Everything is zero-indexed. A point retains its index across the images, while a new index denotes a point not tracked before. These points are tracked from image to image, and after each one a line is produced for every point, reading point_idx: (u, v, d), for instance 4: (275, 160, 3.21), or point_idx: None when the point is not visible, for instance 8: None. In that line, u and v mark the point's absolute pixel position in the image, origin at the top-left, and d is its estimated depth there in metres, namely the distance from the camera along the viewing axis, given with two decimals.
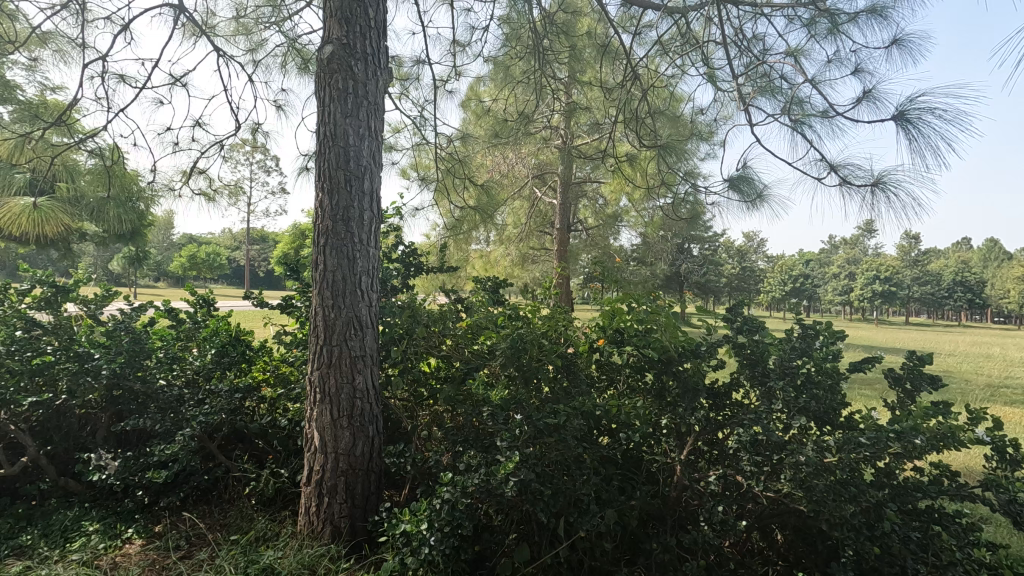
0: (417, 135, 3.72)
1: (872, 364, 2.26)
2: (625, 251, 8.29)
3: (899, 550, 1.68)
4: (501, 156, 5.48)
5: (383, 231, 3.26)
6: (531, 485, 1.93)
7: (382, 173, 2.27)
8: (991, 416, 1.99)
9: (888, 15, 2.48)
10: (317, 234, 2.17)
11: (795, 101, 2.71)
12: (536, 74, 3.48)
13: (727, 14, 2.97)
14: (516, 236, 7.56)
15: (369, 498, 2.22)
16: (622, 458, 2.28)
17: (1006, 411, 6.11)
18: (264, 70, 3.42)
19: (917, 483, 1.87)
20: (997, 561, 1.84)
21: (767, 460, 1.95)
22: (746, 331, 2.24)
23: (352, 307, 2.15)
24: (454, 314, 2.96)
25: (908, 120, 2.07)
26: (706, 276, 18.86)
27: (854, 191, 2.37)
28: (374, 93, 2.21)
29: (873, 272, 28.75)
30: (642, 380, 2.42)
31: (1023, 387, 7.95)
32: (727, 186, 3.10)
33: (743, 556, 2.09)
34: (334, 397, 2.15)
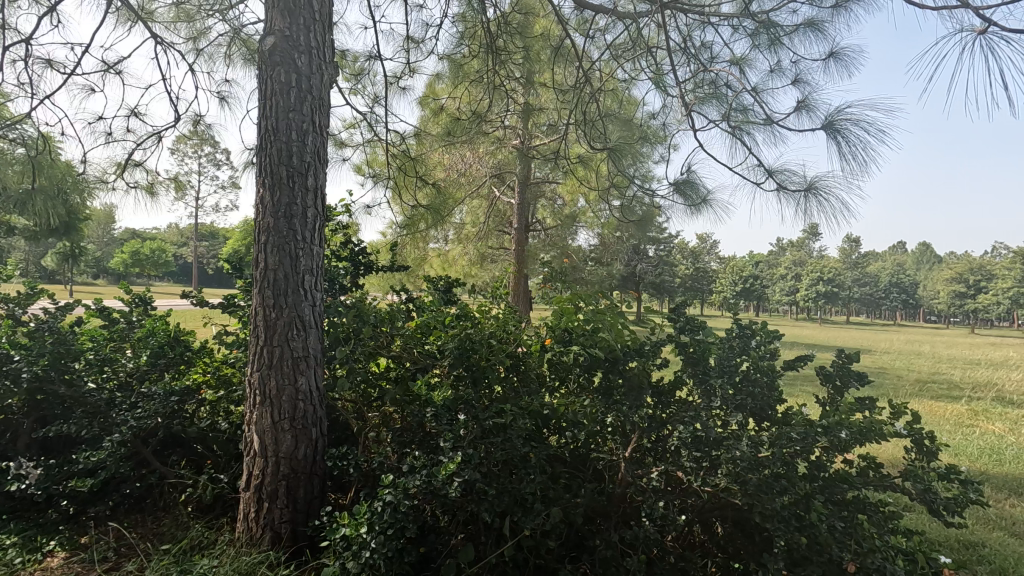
0: (370, 131, 3.66)
1: (806, 362, 2.37)
2: (582, 251, 8.37)
3: (825, 539, 1.76)
4: (459, 155, 5.45)
5: (332, 228, 3.20)
6: (476, 484, 1.94)
7: (327, 170, 2.21)
8: (912, 411, 2.12)
9: (824, 29, 2.60)
10: (258, 231, 2.10)
11: (736, 109, 2.81)
12: (490, 74, 3.49)
13: (675, 21, 3.05)
14: (474, 235, 7.58)
15: (311, 502, 2.17)
16: (569, 456, 2.31)
17: (933, 406, 6.48)
18: (208, 60, 3.29)
19: (844, 475, 1.97)
20: (915, 546, 1.95)
21: (705, 455, 2.01)
22: (688, 331, 2.31)
23: (294, 306, 2.09)
24: (403, 315, 2.92)
25: (837, 131, 2.19)
26: (661, 276, 19.36)
27: (790, 196, 2.48)
28: (319, 88, 2.15)
29: (817, 273, 30.12)
30: (590, 379, 2.45)
31: (947, 383, 8.48)
32: (674, 190, 3.19)
33: (684, 550, 2.15)
34: (275, 399, 2.09)
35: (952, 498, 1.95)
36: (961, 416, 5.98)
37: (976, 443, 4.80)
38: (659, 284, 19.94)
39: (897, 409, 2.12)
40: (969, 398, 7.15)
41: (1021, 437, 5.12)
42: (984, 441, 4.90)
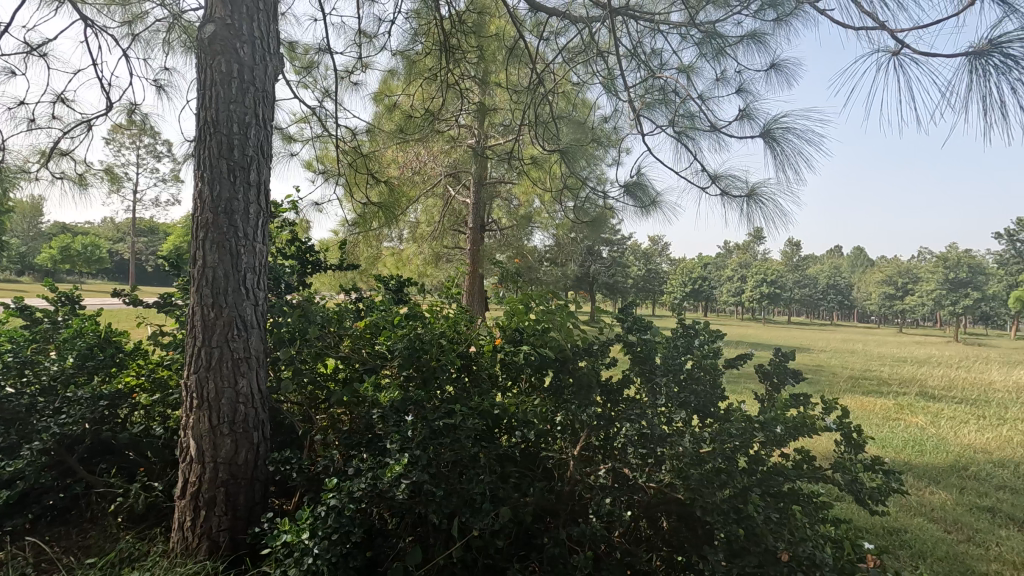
0: (319, 126, 3.57)
1: (746, 361, 2.47)
2: (538, 251, 8.43)
3: (761, 530, 1.83)
4: (414, 152, 5.39)
5: (277, 225, 3.11)
6: (424, 486, 1.92)
7: (271, 165, 2.14)
8: (842, 405, 2.23)
9: (765, 41, 2.72)
10: (196, 227, 2.01)
11: (683, 115, 2.90)
12: (444, 73, 3.46)
13: (626, 28, 3.11)
14: (429, 234, 7.52)
15: (252, 509, 2.09)
16: (519, 455, 2.32)
17: (864, 401, 6.87)
18: (144, 46, 3.13)
19: (780, 468, 2.06)
20: (843, 534, 2.05)
21: (651, 453, 2.07)
22: (635, 330, 2.37)
23: (234, 306, 2.01)
24: (352, 315, 2.86)
25: (775, 140, 2.29)
26: (613, 276, 19.78)
27: (732, 201, 2.57)
28: (262, 80, 2.07)
29: (761, 276, 31.46)
30: (540, 379, 2.47)
31: (877, 379, 9.03)
32: (625, 192, 3.26)
33: (630, 545, 2.20)
34: (214, 402, 2.00)
35: (876, 488, 2.07)
36: (888, 410, 6.39)
37: (900, 435, 5.13)
38: (613, 284, 20.41)
39: (828, 405, 2.24)
40: (895, 393, 7.62)
41: (939, 429, 5.51)
42: (907, 432, 5.25)
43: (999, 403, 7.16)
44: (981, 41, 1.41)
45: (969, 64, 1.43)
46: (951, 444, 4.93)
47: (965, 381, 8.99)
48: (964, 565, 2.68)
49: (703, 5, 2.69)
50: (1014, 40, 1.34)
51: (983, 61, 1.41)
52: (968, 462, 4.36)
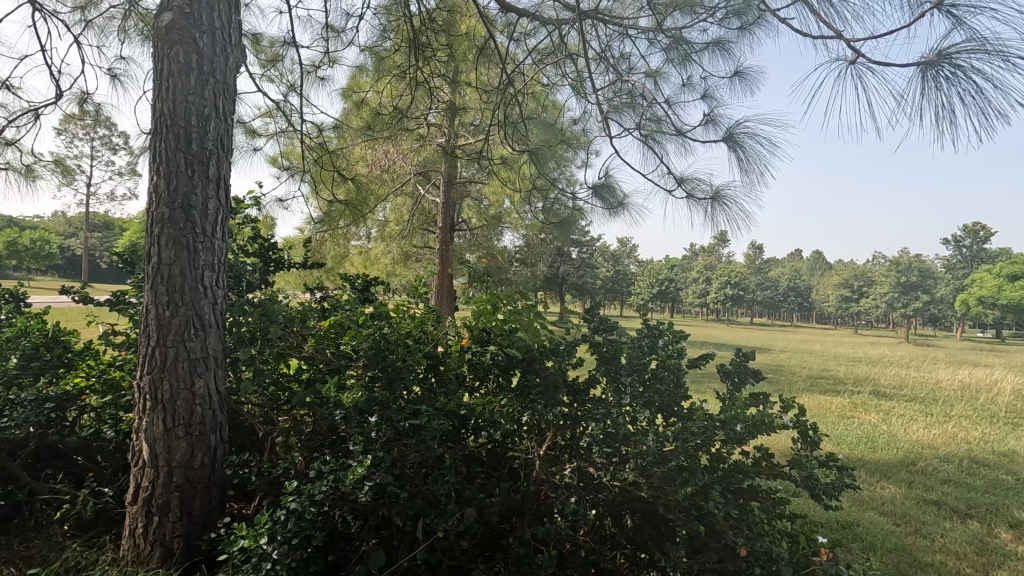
0: (284, 121, 3.49)
1: (708, 361, 2.52)
2: (508, 251, 8.43)
3: (721, 526, 1.87)
4: (383, 150, 5.32)
5: (239, 221, 3.02)
6: (387, 488, 1.89)
7: (231, 159, 2.07)
8: (798, 404, 2.29)
9: (729, 49, 2.79)
10: (151, 222, 1.94)
11: (650, 118, 2.95)
12: (413, 70, 3.43)
13: (596, 32, 3.14)
14: (398, 233, 7.44)
15: (209, 514, 2.02)
16: (486, 456, 2.31)
17: (822, 400, 7.10)
18: (99, 33, 3.00)
19: (739, 466, 2.11)
20: (798, 529, 2.11)
21: (615, 452, 2.10)
22: (602, 331, 2.39)
23: (191, 304, 1.94)
24: (316, 314, 2.80)
25: (737, 145, 2.34)
26: (582, 277, 19.97)
27: (697, 204, 2.63)
28: (223, 71, 2.01)
29: (725, 278, 32.24)
30: (507, 379, 2.47)
31: (834, 379, 9.35)
32: (593, 194, 3.29)
33: (595, 543, 2.22)
34: (168, 404, 1.93)
35: (830, 484, 2.14)
36: (843, 409, 6.62)
37: (854, 432, 5.33)
38: (582, 284, 20.59)
39: (785, 403, 2.31)
40: (851, 393, 7.90)
41: (891, 426, 5.74)
42: (860, 430, 5.46)
43: (945, 401, 7.51)
44: (932, 52, 1.48)
45: (921, 74, 1.49)
46: (901, 440, 5.15)
47: (914, 381, 9.40)
48: (911, 557, 2.79)
49: (671, 12, 2.73)
50: (962, 52, 1.41)
51: (934, 72, 1.47)
52: (917, 459, 4.55)
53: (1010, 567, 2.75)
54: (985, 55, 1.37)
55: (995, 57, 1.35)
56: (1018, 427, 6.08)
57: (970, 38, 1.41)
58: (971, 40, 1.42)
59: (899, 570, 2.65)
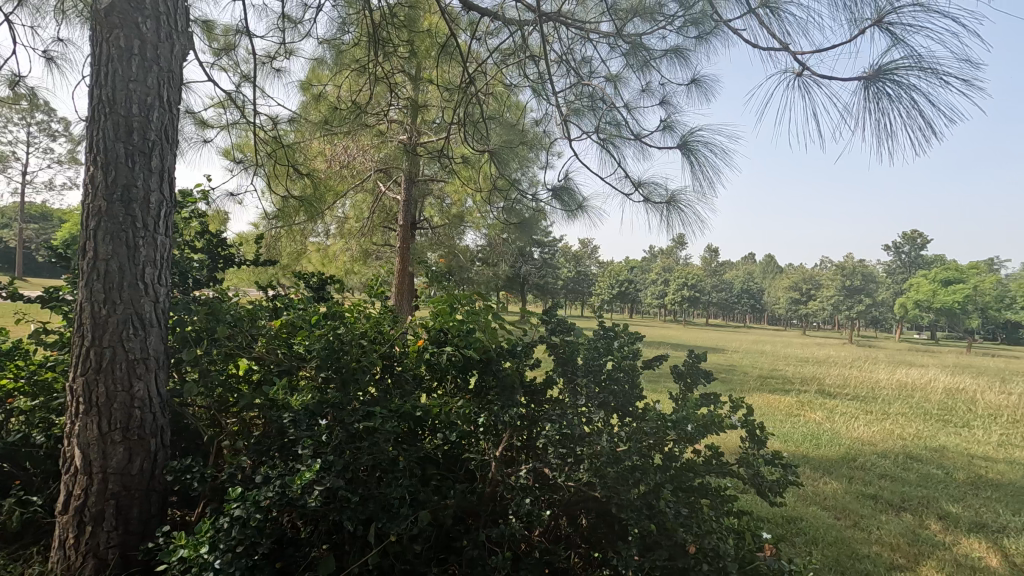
0: (237, 112, 3.36)
1: (662, 361, 2.57)
2: (470, 250, 8.39)
3: (672, 525, 1.90)
4: (342, 146, 5.21)
5: (186, 215, 2.90)
6: (338, 492, 1.84)
7: (176, 151, 1.98)
8: (746, 403, 2.36)
9: (687, 56, 2.85)
10: (86, 215, 1.83)
11: (609, 122, 2.98)
12: (373, 65, 3.36)
13: (558, 34, 3.16)
14: (357, 230, 7.31)
15: (147, 522, 1.92)
16: (441, 457, 2.29)
17: (772, 398, 7.38)
18: (33, 12, 2.82)
19: (690, 464, 2.16)
20: (745, 525, 2.18)
21: (570, 452, 2.11)
22: (559, 332, 2.41)
23: (131, 302, 1.84)
24: (267, 313, 2.71)
25: (692, 150, 2.40)
26: (544, 278, 20.12)
27: (653, 208, 2.68)
28: (168, 59, 1.92)
29: (682, 280, 33.07)
30: (464, 380, 2.45)
31: (783, 378, 9.73)
32: (552, 196, 3.31)
33: (550, 543, 2.23)
34: (104, 407, 1.83)
35: (776, 481, 2.21)
36: (791, 407, 6.89)
37: (799, 430, 5.55)
38: (543, 284, 20.80)
39: (734, 403, 2.37)
40: (798, 391, 8.23)
41: (834, 424, 6.01)
42: (805, 427, 5.69)
43: (883, 399, 7.92)
44: (872, 68, 1.55)
45: (864, 88, 1.56)
46: (842, 437, 5.40)
47: (855, 380, 9.88)
48: (850, 549, 2.93)
49: (631, 18, 2.77)
50: (900, 68, 1.48)
51: (874, 87, 1.54)
52: (857, 454, 4.78)
53: (938, 556, 2.91)
54: (921, 71, 1.44)
55: (929, 74, 1.43)
56: (948, 423, 6.47)
57: (908, 55, 1.49)
58: (908, 58, 1.49)
59: (838, 562, 2.77)
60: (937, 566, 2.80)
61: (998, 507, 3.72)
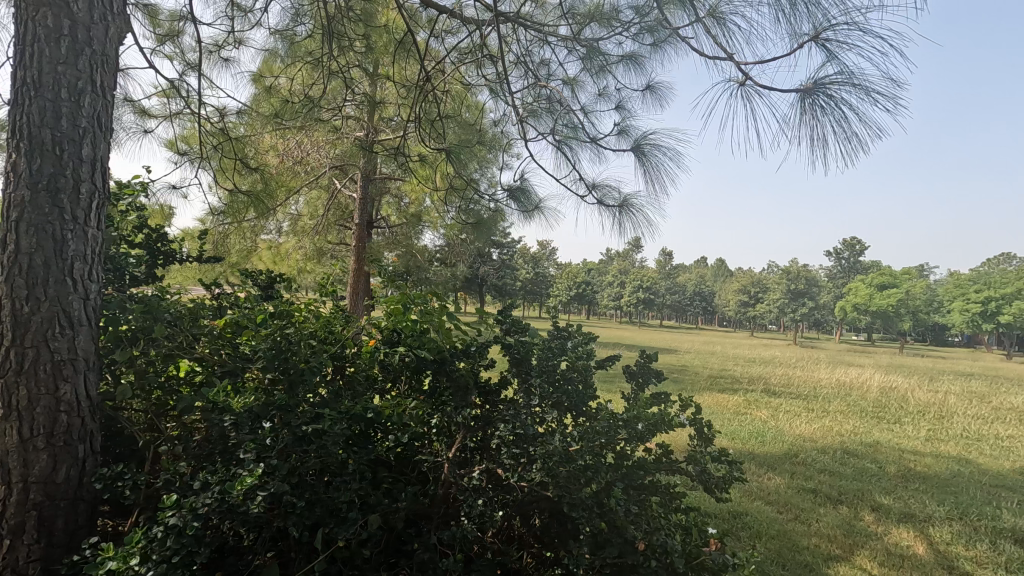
0: (181, 102, 3.21)
1: (614, 361, 2.60)
2: (428, 250, 8.30)
3: (621, 522, 1.93)
4: (295, 140, 5.05)
5: (122, 208, 2.74)
6: (283, 497, 1.77)
7: (110, 139, 1.87)
8: (695, 402, 2.42)
9: (641, 63, 2.91)
10: (7, 205, 1.70)
11: (565, 125, 3.01)
12: (327, 58, 3.27)
13: (516, 35, 3.16)
14: (310, 228, 7.12)
15: (73, 535, 1.79)
16: (393, 460, 2.25)
17: (721, 398, 7.62)
18: None
19: (641, 463, 2.19)
20: (692, 521, 2.23)
21: (523, 452, 2.10)
22: (513, 332, 2.40)
23: (57, 299, 1.72)
24: (211, 312, 2.60)
25: (644, 155, 2.45)
26: (502, 279, 20.12)
27: (606, 210, 2.72)
28: (102, 42, 1.81)
29: (638, 283, 33.76)
30: (418, 381, 2.41)
31: (731, 378, 10.06)
32: (508, 196, 3.32)
33: (502, 544, 2.23)
34: (25, 411, 1.69)
35: (721, 478, 2.27)
36: (739, 406, 7.13)
37: (746, 428, 5.76)
38: (501, 285, 20.81)
39: (683, 402, 2.42)
40: (746, 391, 8.53)
41: (778, 421, 6.26)
42: (752, 425, 5.90)
43: (823, 397, 8.30)
44: (809, 81, 1.61)
45: (801, 101, 1.63)
46: (786, 434, 5.63)
47: (798, 379, 10.33)
48: (790, 542, 3.05)
49: (588, 23, 2.80)
50: (834, 83, 1.55)
51: (811, 99, 1.61)
52: (799, 451, 4.98)
53: (871, 546, 3.07)
54: (852, 87, 1.51)
55: (860, 89, 1.50)
56: (882, 420, 6.84)
57: (841, 71, 1.56)
58: (841, 73, 1.57)
59: (779, 554, 2.88)
60: (870, 556, 2.95)
61: (925, 498, 3.96)
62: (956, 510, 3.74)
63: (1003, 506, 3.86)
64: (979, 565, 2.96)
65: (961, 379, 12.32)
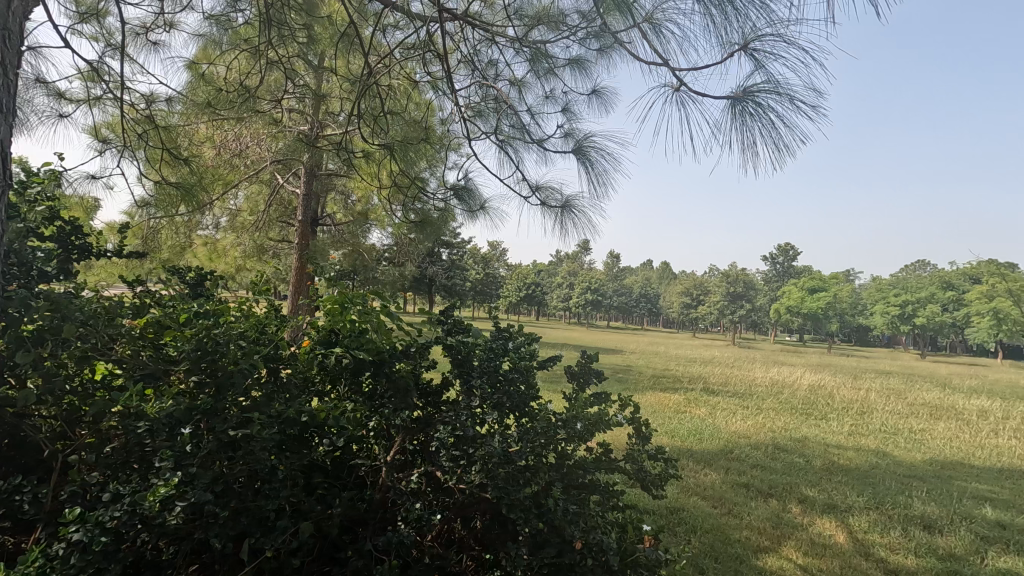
0: (103, 85, 3.00)
1: (556, 362, 2.61)
2: (375, 249, 8.14)
3: (560, 522, 1.93)
4: (233, 132, 4.83)
5: (33, 198, 2.53)
6: (204, 507, 1.66)
7: (12, 122, 1.70)
8: (633, 401, 2.45)
9: (587, 68, 2.95)
10: None
11: (511, 126, 3.01)
12: (266, 46, 3.13)
13: (464, 34, 3.14)
14: (250, 224, 6.83)
15: None
16: (329, 465, 2.16)
17: (663, 396, 7.86)
18: None
19: (580, 462, 2.20)
20: (629, 519, 2.26)
21: (463, 454, 2.08)
22: (454, 333, 2.37)
23: None
24: (133, 312, 2.43)
25: (586, 157, 2.48)
26: (452, 279, 20.00)
27: (550, 211, 2.73)
28: (4, 16, 1.65)
29: (586, 284, 34.35)
30: (356, 383, 2.33)
31: (673, 377, 10.38)
32: (453, 195, 3.29)
33: (441, 548, 2.19)
34: None
35: (657, 475, 2.32)
36: (679, 404, 7.38)
37: (686, 425, 5.95)
38: (450, 286, 20.66)
39: (622, 402, 2.46)
40: (686, 390, 8.83)
41: (715, 419, 6.51)
42: (691, 423, 6.11)
43: (758, 395, 8.70)
44: (739, 89, 1.66)
45: (731, 107, 1.68)
46: (722, 431, 5.85)
47: (735, 378, 10.78)
48: (723, 535, 3.16)
49: (535, 25, 2.81)
50: (762, 92, 1.60)
51: (741, 106, 1.66)
52: (734, 447, 5.20)
53: (797, 536, 3.23)
54: (778, 95, 1.57)
55: (785, 98, 1.56)
56: (809, 416, 7.25)
57: (768, 80, 1.62)
58: (768, 82, 1.63)
59: (712, 548, 2.98)
60: (795, 546, 3.10)
61: (846, 489, 4.21)
62: (873, 499, 3.98)
63: (914, 495, 4.15)
64: (893, 551, 3.17)
65: (882, 378, 13.19)
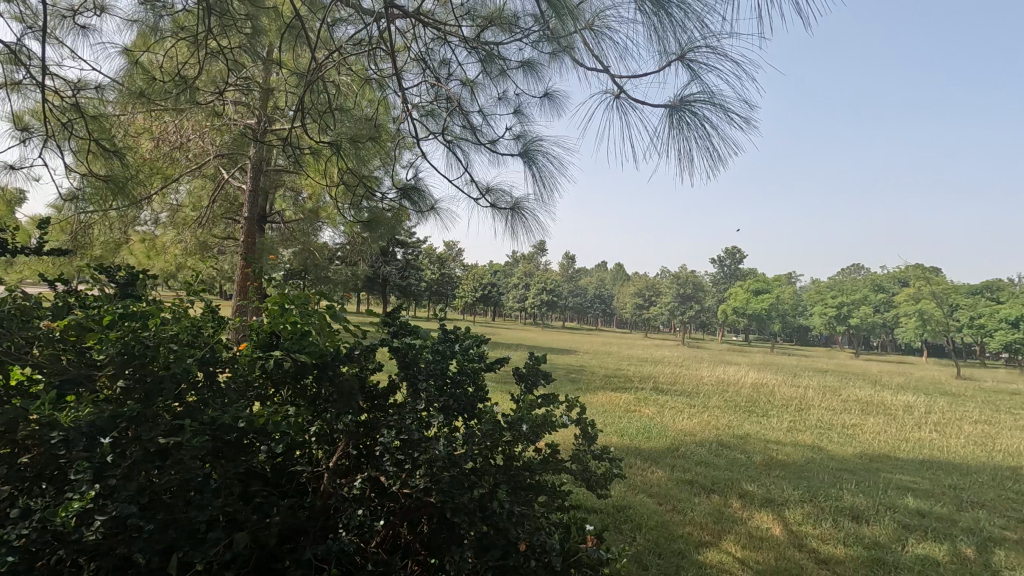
0: (23, 69, 2.79)
1: (504, 364, 2.60)
2: (325, 248, 7.93)
3: (505, 525, 1.92)
4: (171, 124, 4.60)
5: None
6: (126, 521, 1.56)
7: None
8: (579, 402, 2.48)
9: (538, 71, 2.97)
10: None
11: (462, 126, 3.00)
12: (207, 35, 3.00)
13: (416, 32, 3.10)
14: (190, 221, 6.53)
15: None
16: (269, 472, 2.08)
17: (614, 396, 8.01)
18: None
19: (526, 463, 2.20)
20: (575, 518, 2.28)
21: (407, 458, 2.04)
22: (400, 335, 2.33)
23: None
24: (53, 313, 2.26)
25: (534, 159, 2.49)
26: (406, 279, 19.74)
27: (499, 212, 2.73)
28: None
29: (542, 285, 34.64)
30: (298, 387, 2.24)
31: (624, 376, 10.59)
32: (401, 195, 3.23)
33: (386, 554, 2.13)
34: None
35: (603, 475, 2.34)
36: (630, 404, 7.53)
37: (635, 424, 6.09)
38: (405, 286, 20.38)
39: (569, 402, 2.47)
40: (636, 389, 9.04)
41: (663, 417, 6.69)
42: (640, 421, 6.25)
43: (704, 394, 9.00)
44: (677, 98, 1.71)
45: (669, 115, 1.72)
46: (669, 429, 6.01)
47: (683, 377, 11.10)
48: (667, 532, 3.24)
49: (486, 26, 2.81)
50: (697, 101, 1.65)
51: (678, 114, 1.70)
52: (681, 444, 5.34)
53: (736, 530, 3.35)
54: (712, 106, 1.63)
55: (718, 109, 1.61)
56: (751, 413, 7.54)
57: (704, 90, 1.67)
58: (704, 92, 1.68)
59: (656, 545, 3.04)
60: (734, 540, 3.22)
61: (783, 483, 4.40)
62: (808, 492, 4.18)
63: (845, 488, 4.38)
64: (824, 541, 3.33)
65: (819, 376, 13.86)
